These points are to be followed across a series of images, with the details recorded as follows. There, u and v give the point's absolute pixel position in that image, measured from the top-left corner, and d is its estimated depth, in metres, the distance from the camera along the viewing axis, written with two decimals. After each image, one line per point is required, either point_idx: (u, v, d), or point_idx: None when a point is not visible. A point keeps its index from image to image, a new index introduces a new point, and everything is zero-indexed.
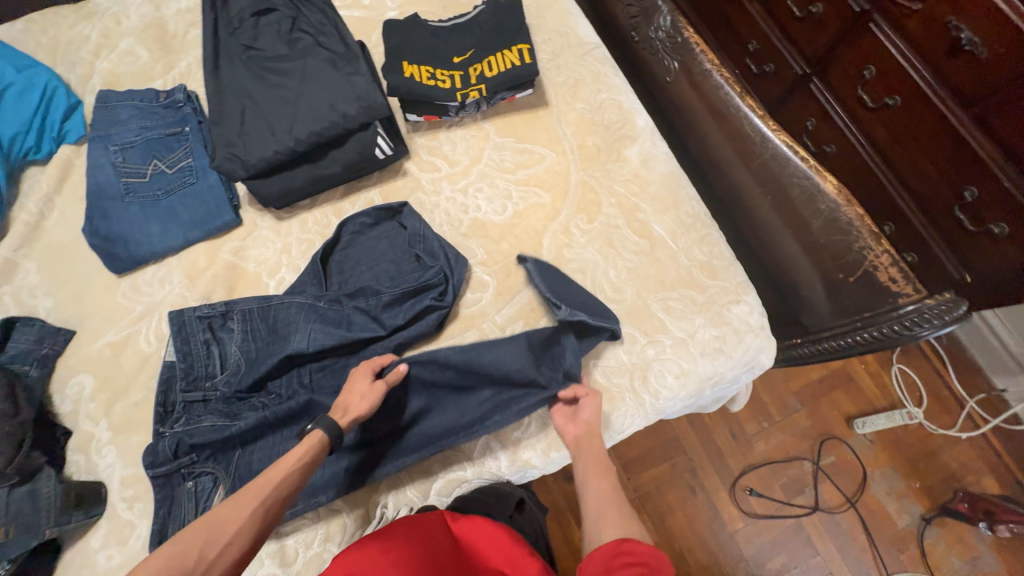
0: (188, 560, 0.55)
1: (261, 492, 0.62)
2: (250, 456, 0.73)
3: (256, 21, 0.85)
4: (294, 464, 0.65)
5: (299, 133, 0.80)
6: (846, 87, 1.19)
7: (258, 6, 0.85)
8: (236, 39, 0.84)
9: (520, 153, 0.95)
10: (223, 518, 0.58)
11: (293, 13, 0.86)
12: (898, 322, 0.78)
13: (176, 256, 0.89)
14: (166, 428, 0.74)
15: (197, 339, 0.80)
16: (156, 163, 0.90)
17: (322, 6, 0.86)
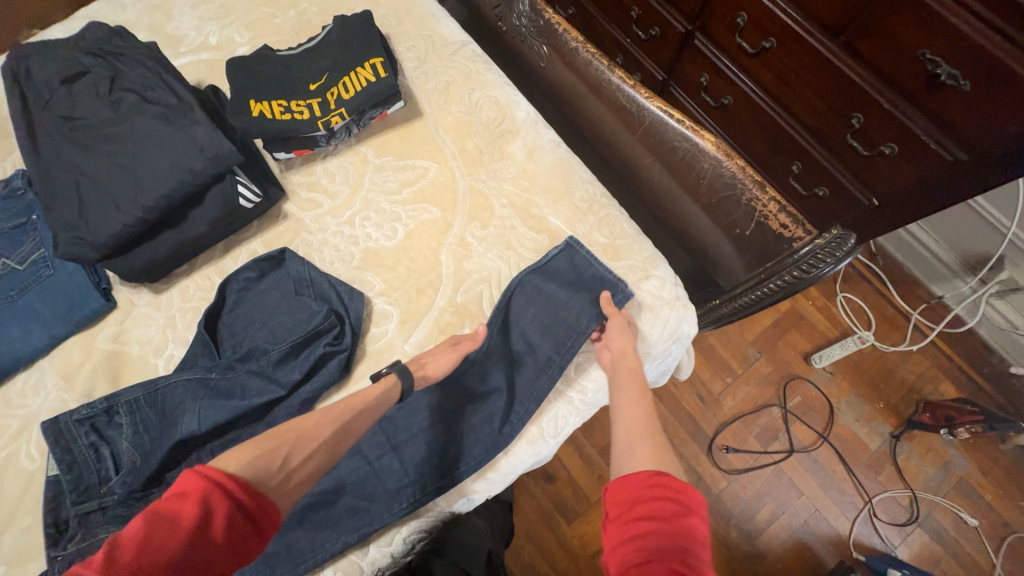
0: (273, 461, 0.58)
1: (326, 426, 0.64)
2: None
3: (69, 88, 0.77)
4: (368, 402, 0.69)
5: (145, 200, 0.74)
6: (725, 37, 1.17)
7: (68, 73, 0.78)
8: (51, 112, 0.76)
9: (402, 170, 0.91)
10: (302, 435, 0.62)
11: (110, 72, 0.79)
12: (797, 267, 0.76)
13: (48, 356, 0.82)
14: (61, 550, 0.67)
15: (81, 445, 0.72)
16: (4, 261, 0.82)
17: (143, 60, 0.80)
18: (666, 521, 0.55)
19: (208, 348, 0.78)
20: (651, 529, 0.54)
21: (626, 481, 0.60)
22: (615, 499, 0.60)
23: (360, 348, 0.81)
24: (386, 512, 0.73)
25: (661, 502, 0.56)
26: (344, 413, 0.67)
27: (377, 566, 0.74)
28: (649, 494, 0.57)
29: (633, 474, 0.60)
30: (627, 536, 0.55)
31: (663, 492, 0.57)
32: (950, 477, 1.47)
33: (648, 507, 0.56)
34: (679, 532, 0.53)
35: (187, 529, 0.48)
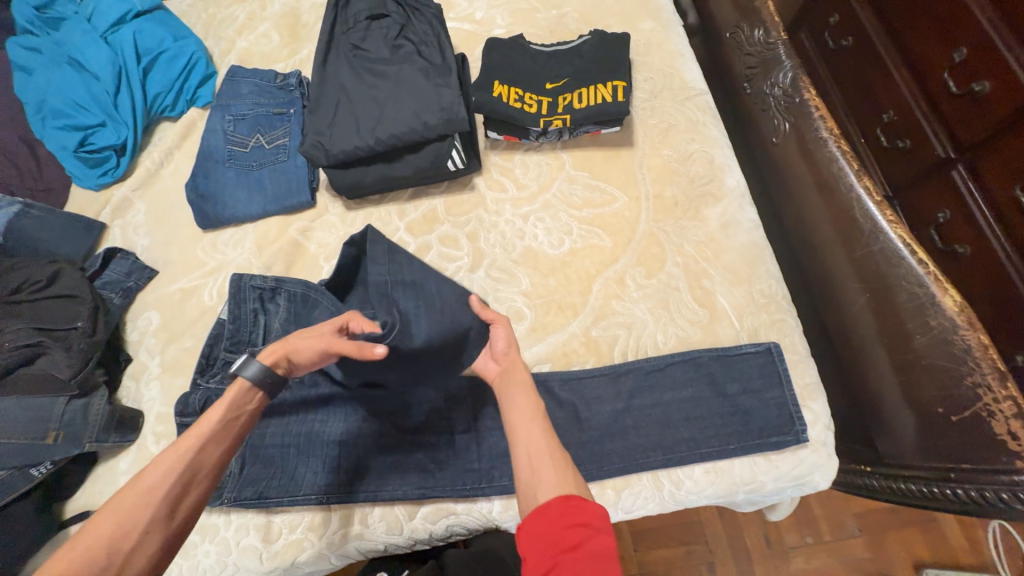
0: (105, 551, 0.50)
1: (164, 479, 0.54)
2: (262, 432, 0.79)
3: (368, 24, 0.90)
4: (222, 422, 0.59)
5: (380, 134, 0.83)
6: (1000, 182, 0.98)
7: (373, 11, 0.90)
8: (347, 38, 0.89)
9: (591, 189, 0.91)
10: (133, 509, 0.52)
11: (403, 21, 0.90)
12: (1008, 489, 0.62)
13: (253, 223, 0.97)
14: (203, 381, 0.80)
15: (247, 306, 0.84)
16: (258, 137, 0.99)
17: (430, 18, 0.89)
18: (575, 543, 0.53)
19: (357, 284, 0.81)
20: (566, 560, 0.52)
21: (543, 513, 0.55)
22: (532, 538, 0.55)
23: None
24: (445, 493, 0.75)
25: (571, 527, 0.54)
26: (198, 440, 0.57)
27: (414, 535, 0.76)
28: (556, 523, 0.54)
29: (547, 503, 0.56)
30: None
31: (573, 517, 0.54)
32: None
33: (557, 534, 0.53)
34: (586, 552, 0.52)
35: None
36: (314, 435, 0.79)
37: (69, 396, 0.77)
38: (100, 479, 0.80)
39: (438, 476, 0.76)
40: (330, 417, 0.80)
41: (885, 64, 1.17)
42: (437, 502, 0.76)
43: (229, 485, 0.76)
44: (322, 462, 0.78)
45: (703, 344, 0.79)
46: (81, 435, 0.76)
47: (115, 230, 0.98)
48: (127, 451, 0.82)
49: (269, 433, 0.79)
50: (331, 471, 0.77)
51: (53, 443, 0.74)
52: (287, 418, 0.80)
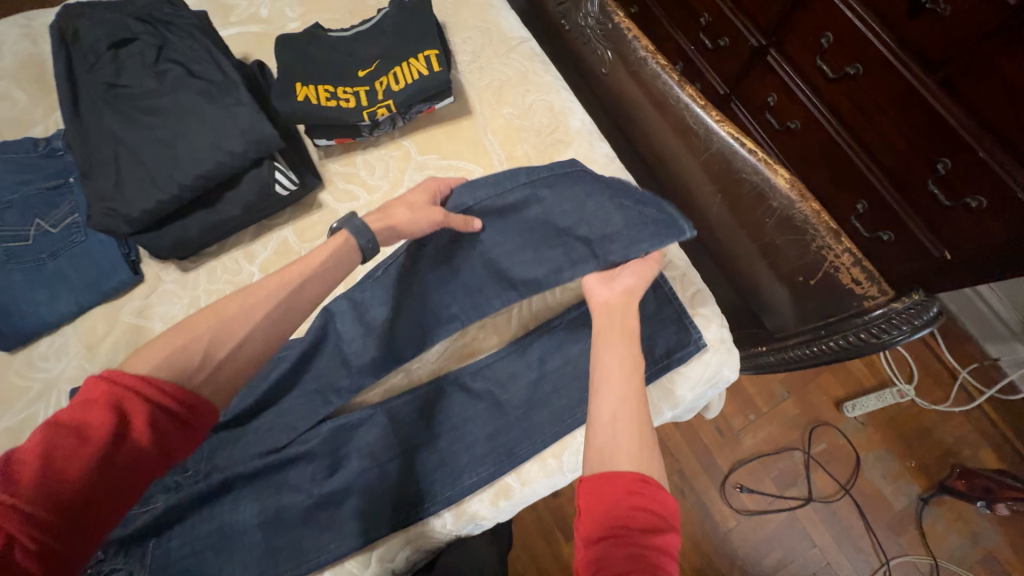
0: (193, 358, 0.50)
1: (266, 300, 0.56)
2: (166, 545, 0.68)
3: (116, 54, 0.75)
4: (321, 258, 0.62)
5: (181, 178, 0.71)
6: (803, 55, 1.06)
7: (115, 38, 0.75)
8: (96, 77, 0.74)
9: (444, 170, 0.86)
10: (230, 319, 0.53)
11: (159, 41, 0.76)
12: (865, 328, 0.70)
13: (73, 323, 0.81)
14: None
15: None
16: (38, 223, 0.80)
17: (192, 31, 0.77)
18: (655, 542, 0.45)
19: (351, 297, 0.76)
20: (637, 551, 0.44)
21: (611, 482, 0.49)
22: (592, 493, 0.49)
23: None
24: (394, 527, 0.71)
25: (649, 518, 0.46)
26: (307, 269, 0.60)
27: None
28: (632, 497, 0.48)
29: (618, 474, 0.49)
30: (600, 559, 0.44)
31: (654, 508, 0.47)
32: (978, 550, 1.35)
33: (635, 516, 0.47)
34: (658, 553, 0.44)
35: (91, 442, 0.42)
36: (224, 531, 0.68)
37: None
38: None
39: (378, 518, 0.71)
40: (239, 504, 0.70)
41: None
42: (388, 540, 0.71)
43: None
44: (241, 555, 0.68)
45: None
46: None
47: None
48: None
49: (172, 549, 0.68)
50: (260, 558, 0.68)
51: None
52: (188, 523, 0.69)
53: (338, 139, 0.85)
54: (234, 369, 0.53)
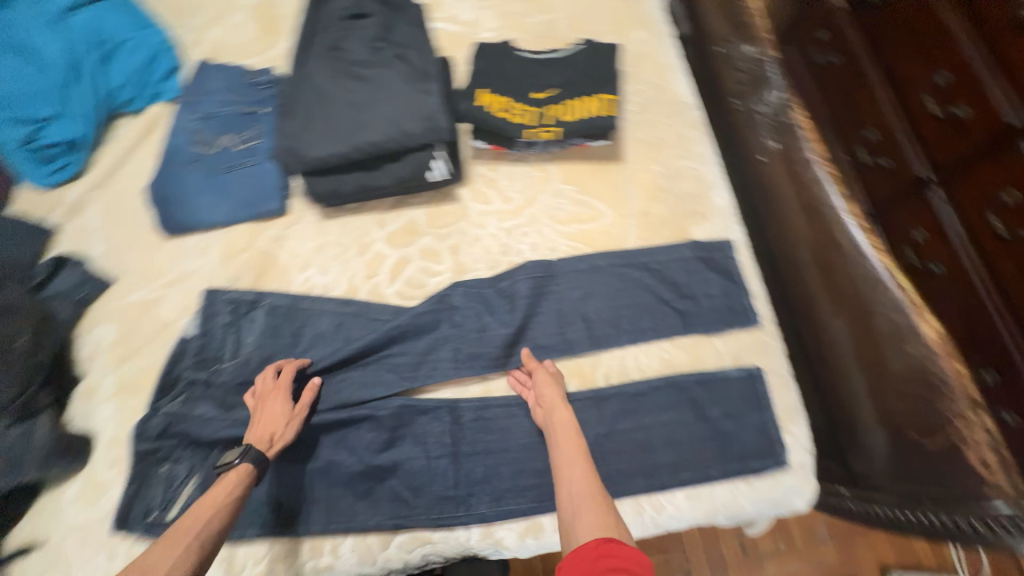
0: None
1: (171, 546, 0.54)
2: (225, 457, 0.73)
3: (348, 24, 0.85)
4: (223, 500, 0.60)
5: (357, 141, 0.79)
6: (973, 208, 0.93)
7: (352, 11, 0.85)
8: (325, 38, 0.84)
9: (578, 204, 0.89)
10: (145, 565, 0.51)
11: (385, 24, 0.85)
12: (982, 517, 0.63)
13: (219, 231, 0.91)
14: (165, 403, 0.76)
15: (219, 322, 0.82)
16: (227, 137, 0.94)
17: (413, 23, 0.85)
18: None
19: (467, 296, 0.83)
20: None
21: (577, 556, 0.50)
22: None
23: (464, 355, 0.80)
24: (423, 519, 0.72)
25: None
26: (211, 506, 0.59)
27: (387, 566, 0.72)
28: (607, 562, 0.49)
29: (584, 545, 0.51)
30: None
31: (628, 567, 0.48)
32: None
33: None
34: None
35: None
36: (280, 462, 0.74)
37: (3, 424, 0.70)
38: (40, 512, 0.73)
39: (414, 506, 0.73)
40: (299, 444, 0.74)
41: (858, 68, 1.12)
42: (413, 531, 0.73)
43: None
44: (284, 490, 0.73)
45: (691, 368, 0.77)
46: (20, 463, 0.71)
47: (69, 234, 0.92)
48: (73, 479, 0.75)
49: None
50: (300, 500, 0.73)
51: None
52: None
53: (493, 146, 0.90)
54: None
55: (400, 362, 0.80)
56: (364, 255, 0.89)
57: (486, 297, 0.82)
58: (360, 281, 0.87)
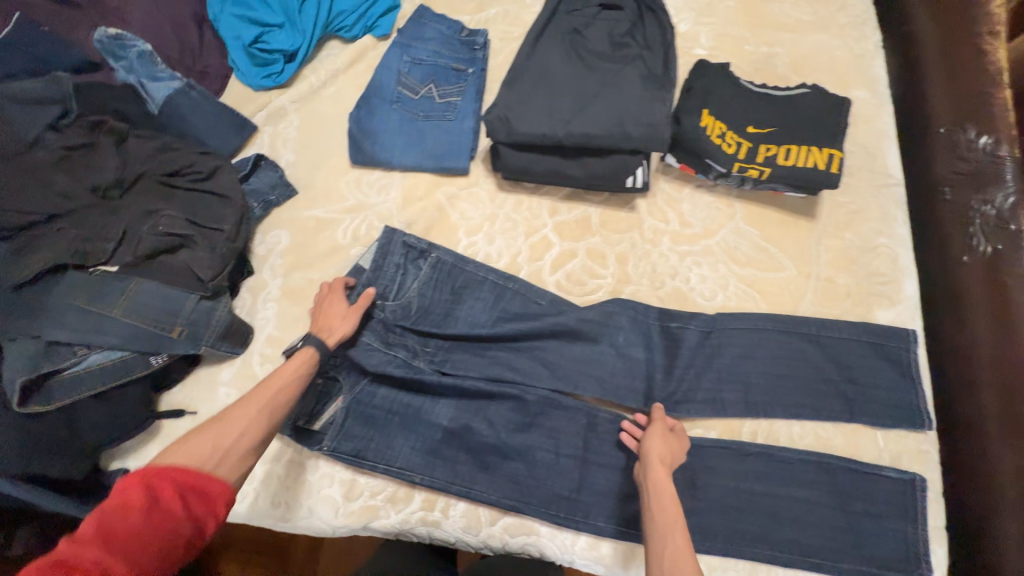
0: (203, 460, 0.56)
1: (247, 411, 0.62)
2: (374, 391, 0.78)
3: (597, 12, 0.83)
4: (292, 375, 0.67)
5: (573, 130, 0.79)
6: None
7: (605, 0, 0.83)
8: (569, 20, 0.83)
9: (759, 251, 0.86)
10: (223, 421, 0.60)
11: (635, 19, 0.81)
12: None
13: (402, 173, 0.93)
14: None
15: (391, 261, 0.83)
16: (431, 87, 0.96)
17: (664, 24, 0.80)
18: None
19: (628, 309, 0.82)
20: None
21: None
22: None
23: (610, 366, 0.80)
24: (537, 511, 0.73)
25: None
26: (285, 378, 0.67)
27: (487, 542, 0.74)
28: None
29: None
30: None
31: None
32: None
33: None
34: None
35: (136, 504, 0.50)
36: (418, 411, 0.77)
37: (197, 296, 0.74)
38: (199, 382, 0.80)
39: (531, 496, 0.73)
40: (440, 402, 0.78)
41: None
42: (522, 518, 0.74)
43: (330, 436, 0.75)
44: (415, 441, 0.76)
45: (843, 454, 0.74)
46: (197, 336, 0.74)
47: (266, 137, 0.96)
48: (230, 362, 0.81)
49: (379, 397, 0.78)
50: (427, 453, 0.75)
51: (173, 337, 0.72)
52: (396, 388, 0.78)
53: (682, 165, 0.88)
54: (244, 447, 0.59)
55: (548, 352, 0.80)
56: (531, 238, 0.90)
57: (647, 319, 0.81)
58: (522, 261, 0.88)
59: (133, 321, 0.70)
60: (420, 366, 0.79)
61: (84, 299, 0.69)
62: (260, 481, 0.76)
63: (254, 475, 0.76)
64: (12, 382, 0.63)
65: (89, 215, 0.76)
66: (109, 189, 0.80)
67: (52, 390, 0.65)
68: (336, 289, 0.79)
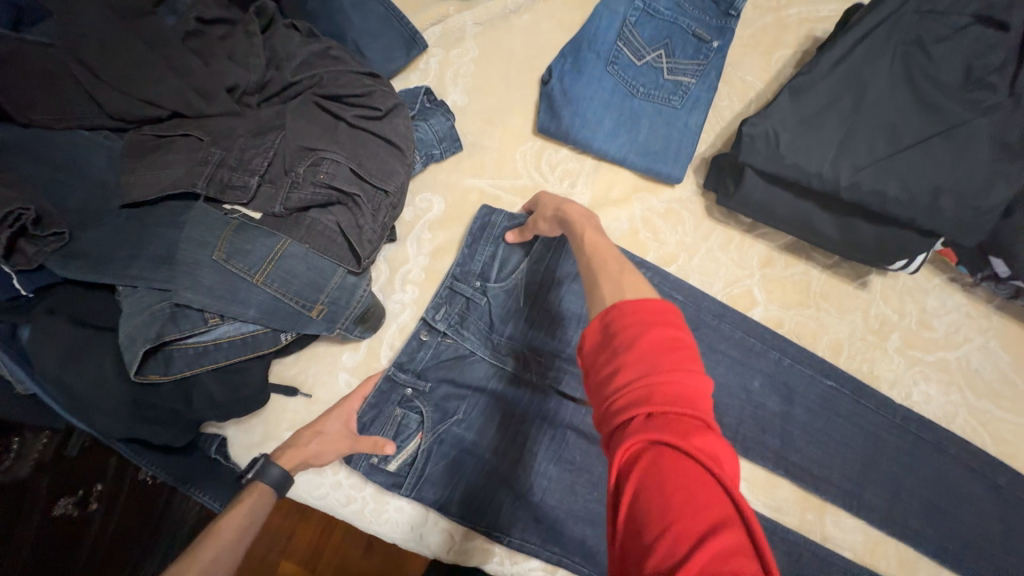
0: None
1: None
2: (464, 433, 0.66)
3: (955, 25, 0.59)
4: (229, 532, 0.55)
5: (867, 181, 0.59)
6: None
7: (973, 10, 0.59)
8: (913, 27, 0.60)
9: (1004, 384, 0.70)
10: None
11: (1007, 52, 0.58)
12: None
13: (595, 161, 0.74)
14: (429, 324, 0.67)
15: (486, 246, 0.69)
16: (661, 55, 0.72)
17: None
18: (690, 370, 0.36)
19: (833, 414, 0.68)
20: (674, 379, 0.35)
21: (602, 321, 0.40)
22: (592, 343, 0.40)
23: (796, 475, 0.67)
24: None
25: (675, 337, 0.37)
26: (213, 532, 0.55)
27: None
28: (638, 314, 0.38)
29: (602, 315, 0.40)
30: (628, 394, 0.36)
31: (665, 320, 0.38)
32: None
33: (651, 343, 0.37)
34: (669, 348, 0.36)
35: None
36: (518, 467, 0.66)
37: (344, 271, 0.59)
38: (317, 360, 0.68)
39: None
40: (547, 461, 0.66)
41: None
42: None
43: (409, 480, 0.65)
44: (520, 493, 0.66)
45: None
46: (336, 316, 0.59)
47: (434, 64, 0.75)
48: (353, 345, 0.69)
49: (467, 441, 0.66)
50: (520, 520, 0.65)
51: (309, 315, 0.58)
52: (493, 420, 0.67)
53: (946, 251, 0.70)
54: None
55: (727, 436, 0.67)
56: (732, 288, 0.72)
57: (853, 433, 0.67)
58: None
59: (276, 292, 0.56)
60: (528, 382, 0.68)
61: (224, 253, 0.54)
62: (372, 492, 0.67)
63: (365, 483, 0.67)
64: (136, 347, 0.50)
65: (229, 128, 0.58)
66: (248, 94, 0.61)
67: (171, 357, 0.54)
68: (361, 387, 0.66)
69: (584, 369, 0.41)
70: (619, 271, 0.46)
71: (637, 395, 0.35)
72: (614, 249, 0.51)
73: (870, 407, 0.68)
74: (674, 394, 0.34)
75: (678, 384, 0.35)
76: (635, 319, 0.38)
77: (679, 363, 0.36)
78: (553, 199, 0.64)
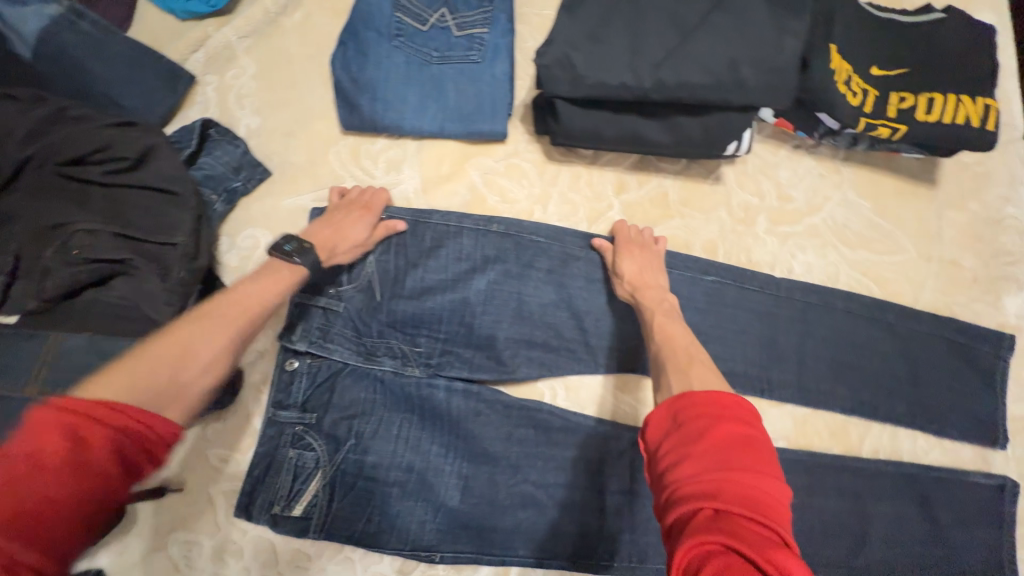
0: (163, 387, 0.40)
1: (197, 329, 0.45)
2: (364, 454, 0.60)
3: None
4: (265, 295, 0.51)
5: (668, 76, 0.57)
6: None
7: None
8: None
9: (872, 229, 0.71)
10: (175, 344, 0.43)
11: None
12: None
13: (417, 141, 0.69)
14: (292, 351, 0.61)
15: None
16: (444, 13, 0.68)
17: None
18: (764, 479, 0.37)
19: (726, 313, 0.66)
20: (740, 477, 0.36)
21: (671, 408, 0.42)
22: (655, 430, 0.42)
23: None
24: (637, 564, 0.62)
25: (748, 438, 0.39)
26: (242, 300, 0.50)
27: None
28: (705, 408, 0.41)
29: (669, 403, 0.43)
30: (693, 485, 0.37)
31: (731, 415, 0.40)
32: None
33: (718, 440, 0.38)
34: (736, 444, 0.38)
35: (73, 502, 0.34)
36: (431, 470, 0.61)
37: None
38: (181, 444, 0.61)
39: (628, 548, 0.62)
40: (461, 454, 0.62)
41: None
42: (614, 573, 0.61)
43: (316, 523, 0.58)
44: (442, 496, 0.60)
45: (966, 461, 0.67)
46: None
47: (210, 92, 0.68)
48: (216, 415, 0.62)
49: (369, 463, 0.60)
50: (450, 524, 0.60)
51: None
52: (390, 431, 0.61)
53: (780, 121, 0.70)
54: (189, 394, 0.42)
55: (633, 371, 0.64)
56: (595, 224, 0.69)
57: (749, 324, 0.66)
58: None
59: None
60: (415, 377, 0.63)
61: None
62: (286, 565, 0.60)
63: (274, 559, 0.60)
64: None
65: None
66: None
67: None
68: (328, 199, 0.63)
69: (648, 456, 0.42)
70: (687, 364, 0.49)
71: (701, 483, 0.37)
72: (691, 340, 0.54)
73: (757, 293, 0.66)
74: (742, 496, 0.35)
75: (745, 485, 0.36)
76: (700, 413, 0.40)
77: (752, 469, 0.37)
78: (651, 266, 0.63)
